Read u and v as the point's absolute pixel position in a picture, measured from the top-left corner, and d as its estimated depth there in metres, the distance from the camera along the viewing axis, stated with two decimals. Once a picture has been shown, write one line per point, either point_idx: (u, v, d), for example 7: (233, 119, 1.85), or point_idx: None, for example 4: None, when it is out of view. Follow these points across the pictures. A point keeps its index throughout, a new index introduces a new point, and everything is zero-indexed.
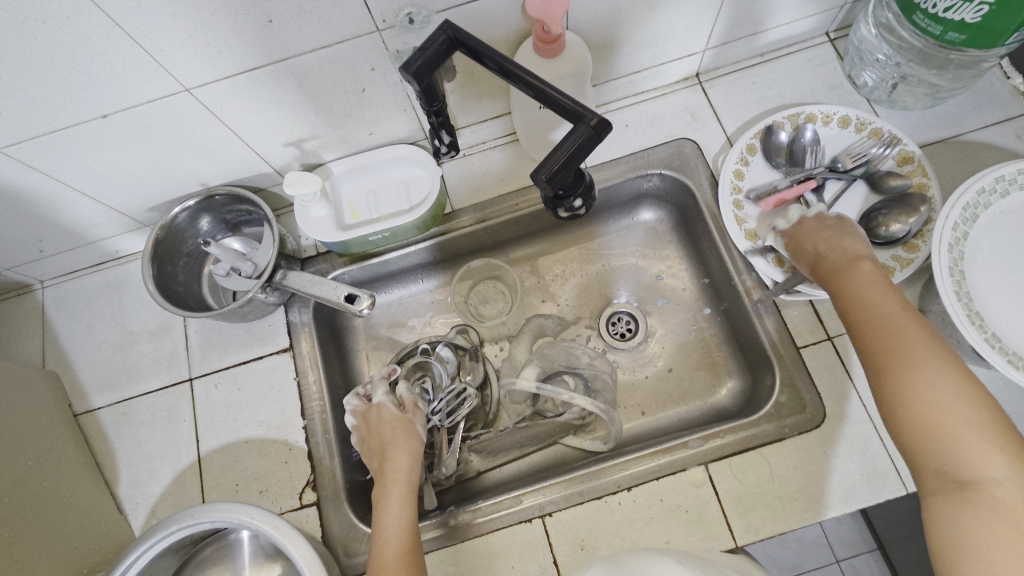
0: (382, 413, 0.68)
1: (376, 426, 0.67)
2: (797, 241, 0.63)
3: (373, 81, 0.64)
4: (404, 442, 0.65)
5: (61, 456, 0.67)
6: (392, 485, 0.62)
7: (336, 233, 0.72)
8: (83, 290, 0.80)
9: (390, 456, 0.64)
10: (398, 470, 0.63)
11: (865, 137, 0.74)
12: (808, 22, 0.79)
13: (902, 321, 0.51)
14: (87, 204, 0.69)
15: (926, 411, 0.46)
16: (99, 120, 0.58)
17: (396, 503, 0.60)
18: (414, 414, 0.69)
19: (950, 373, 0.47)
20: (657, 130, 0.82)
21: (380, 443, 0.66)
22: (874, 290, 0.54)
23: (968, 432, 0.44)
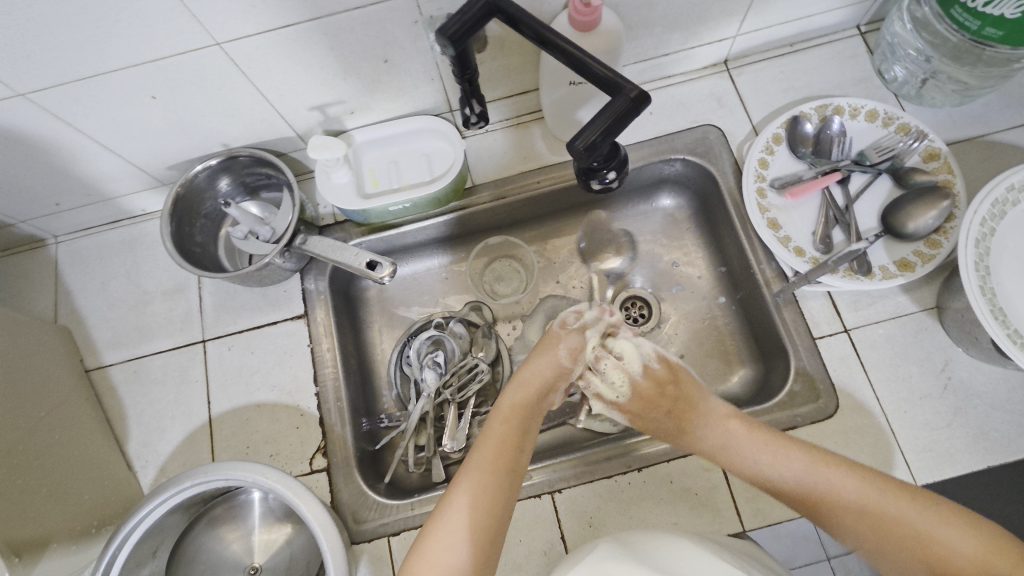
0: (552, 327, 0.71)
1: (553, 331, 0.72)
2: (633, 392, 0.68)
3: (404, 47, 0.63)
4: (540, 360, 0.67)
5: (72, 410, 0.67)
6: (513, 384, 0.65)
7: (358, 201, 0.72)
8: (97, 247, 0.80)
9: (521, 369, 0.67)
10: (529, 373, 0.66)
11: (893, 131, 0.74)
12: (841, 13, 0.78)
13: (819, 487, 0.57)
14: (109, 158, 0.69)
15: (842, 506, 0.56)
16: (150, 102, 0.62)
17: (496, 428, 0.61)
18: (568, 334, 0.70)
19: (830, 472, 0.57)
20: (683, 115, 0.81)
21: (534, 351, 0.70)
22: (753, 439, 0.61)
23: (884, 504, 0.54)
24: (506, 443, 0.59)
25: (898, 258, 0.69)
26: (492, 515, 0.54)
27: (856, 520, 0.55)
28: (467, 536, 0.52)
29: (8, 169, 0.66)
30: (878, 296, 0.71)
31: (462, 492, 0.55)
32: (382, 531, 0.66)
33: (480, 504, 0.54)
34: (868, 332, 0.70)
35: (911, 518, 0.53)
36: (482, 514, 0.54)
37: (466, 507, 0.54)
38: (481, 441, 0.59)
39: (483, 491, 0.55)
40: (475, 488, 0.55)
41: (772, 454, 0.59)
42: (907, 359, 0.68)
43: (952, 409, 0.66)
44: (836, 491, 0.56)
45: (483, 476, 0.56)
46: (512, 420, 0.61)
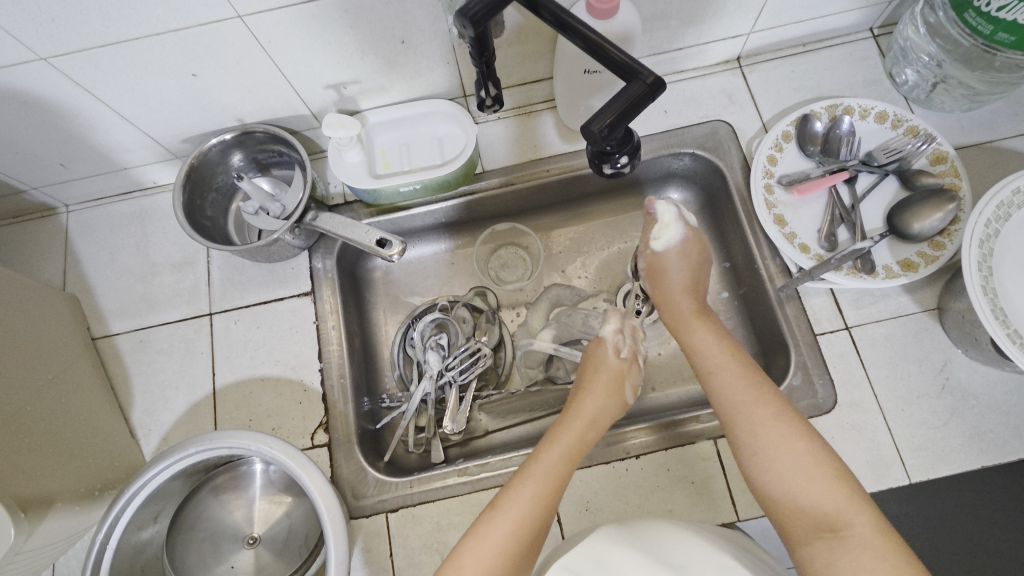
0: (606, 356, 0.69)
1: (597, 359, 0.69)
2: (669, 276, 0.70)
3: (423, 28, 0.64)
4: (606, 393, 0.66)
5: (78, 375, 0.68)
6: (580, 422, 0.62)
7: (369, 180, 0.72)
8: (107, 218, 0.80)
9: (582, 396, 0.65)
10: (588, 409, 0.64)
11: (901, 133, 0.74)
12: (855, 15, 0.79)
13: (758, 415, 0.54)
14: (123, 127, 0.69)
15: (762, 440, 0.53)
16: (189, 80, 0.64)
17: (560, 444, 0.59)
18: (630, 368, 0.68)
19: (781, 421, 0.53)
20: (694, 110, 0.82)
21: (591, 379, 0.67)
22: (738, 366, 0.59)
23: (812, 455, 0.51)
24: (556, 479, 0.56)
25: (901, 258, 0.69)
26: (524, 554, 0.52)
27: (778, 463, 0.51)
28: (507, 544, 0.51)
29: (24, 134, 0.66)
30: (880, 295, 0.71)
31: (492, 526, 0.52)
32: (381, 508, 0.67)
33: (520, 534, 0.52)
34: (869, 330, 0.70)
35: (823, 489, 0.49)
36: (517, 546, 0.51)
37: (496, 541, 0.51)
38: (531, 471, 0.56)
39: (523, 523, 0.52)
40: (518, 520, 0.53)
41: (746, 384, 0.57)
42: (906, 358, 0.69)
43: (949, 409, 0.66)
44: (776, 430, 0.53)
45: (525, 509, 0.53)
46: (564, 458, 0.58)
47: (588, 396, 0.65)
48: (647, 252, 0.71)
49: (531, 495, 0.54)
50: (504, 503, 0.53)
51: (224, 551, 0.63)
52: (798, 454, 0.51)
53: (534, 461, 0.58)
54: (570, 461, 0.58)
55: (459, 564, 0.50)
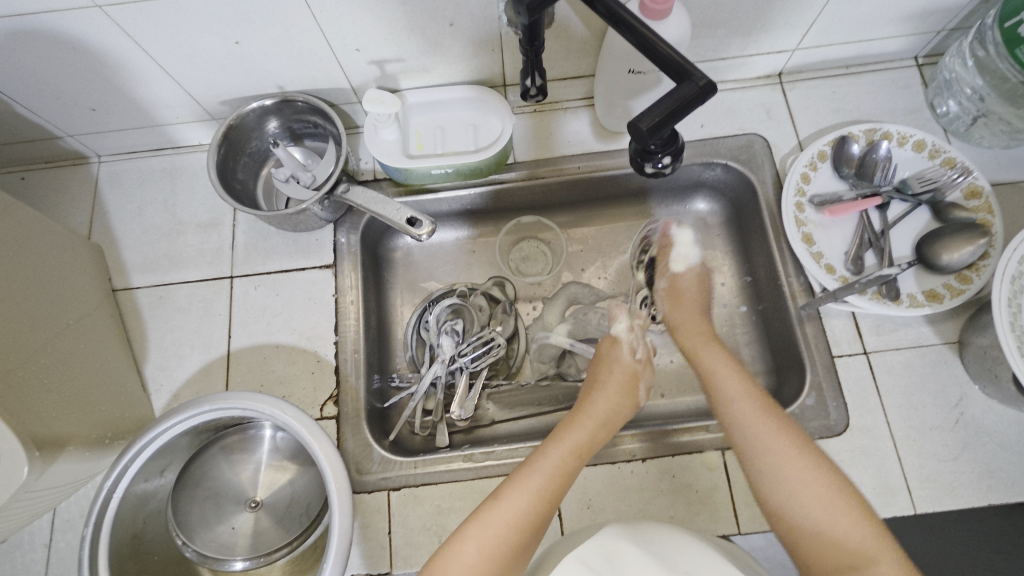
0: (620, 354, 0.72)
1: (606, 356, 0.73)
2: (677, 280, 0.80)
3: (473, 12, 0.64)
4: (614, 392, 0.67)
5: (97, 324, 0.68)
6: (592, 421, 0.63)
7: (401, 159, 0.72)
8: (138, 171, 0.81)
9: (592, 395, 0.67)
10: (603, 407, 0.65)
11: (937, 164, 0.74)
12: (902, 41, 0.79)
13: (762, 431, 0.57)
14: (164, 82, 0.70)
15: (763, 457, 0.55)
16: (231, 47, 0.65)
17: (568, 438, 0.60)
18: (642, 369, 0.72)
19: (779, 434, 0.56)
20: (730, 121, 0.81)
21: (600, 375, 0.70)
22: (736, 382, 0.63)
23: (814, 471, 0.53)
24: (561, 474, 0.56)
25: (927, 288, 0.69)
26: (523, 547, 0.51)
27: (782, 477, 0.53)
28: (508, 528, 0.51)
29: (67, 79, 0.67)
30: (902, 323, 0.71)
31: (491, 514, 0.52)
32: (383, 485, 0.67)
33: (521, 523, 0.52)
34: (888, 357, 0.70)
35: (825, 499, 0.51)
36: (519, 533, 0.51)
37: (494, 531, 0.51)
38: (537, 464, 0.57)
39: (523, 513, 0.53)
40: (520, 512, 0.53)
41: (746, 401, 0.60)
42: (922, 389, 0.69)
43: (961, 444, 0.66)
44: (781, 451, 0.55)
45: (526, 500, 0.53)
46: (570, 454, 0.58)
47: (601, 394, 0.66)
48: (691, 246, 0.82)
49: (534, 488, 0.54)
50: (508, 493, 0.54)
51: (226, 512, 0.63)
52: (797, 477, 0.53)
53: (540, 454, 0.58)
54: (577, 456, 0.59)
55: (459, 548, 0.50)
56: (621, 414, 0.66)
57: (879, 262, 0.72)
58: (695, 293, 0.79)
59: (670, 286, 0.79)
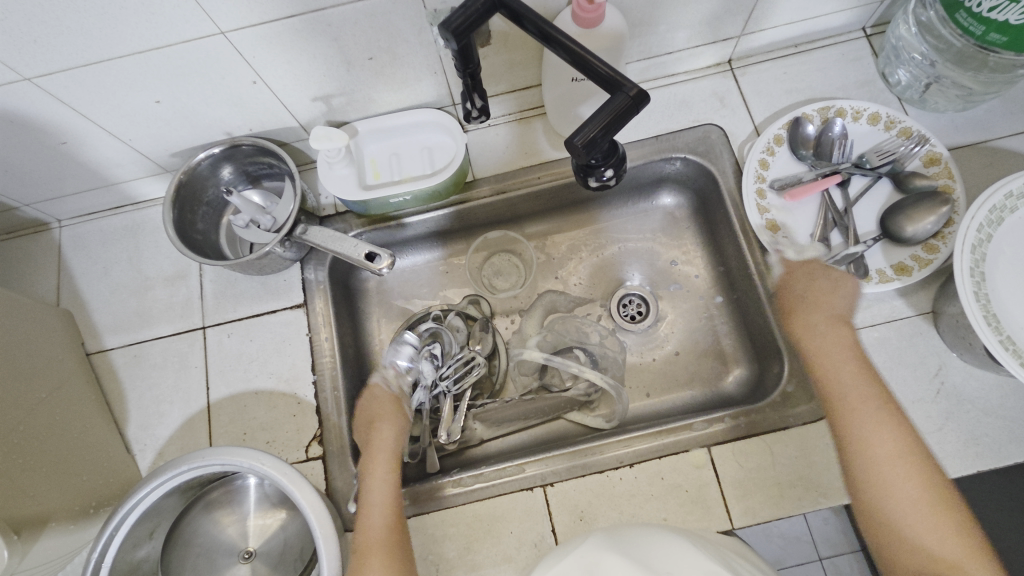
0: (370, 400, 0.71)
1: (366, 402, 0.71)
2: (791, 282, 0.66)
3: (408, 39, 0.64)
4: (393, 418, 0.69)
5: (72, 392, 0.68)
6: (380, 452, 0.65)
7: (357, 192, 0.72)
8: (99, 232, 0.80)
9: (379, 426, 0.68)
10: (383, 443, 0.65)
11: (894, 135, 0.73)
12: (846, 15, 0.78)
13: (863, 411, 0.54)
14: (111, 143, 0.69)
15: (869, 447, 0.52)
16: (172, 103, 0.65)
17: (380, 472, 0.62)
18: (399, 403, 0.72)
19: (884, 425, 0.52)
20: (685, 113, 0.81)
21: (369, 418, 0.70)
22: (841, 348, 0.58)
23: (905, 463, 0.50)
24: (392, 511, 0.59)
25: (895, 262, 0.69)
26: None
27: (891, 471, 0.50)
28: None
29: (11, 151, 0.66)
30: (875, 300, 0.71)
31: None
32: None
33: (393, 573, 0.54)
34: (865, 335, 0.70)
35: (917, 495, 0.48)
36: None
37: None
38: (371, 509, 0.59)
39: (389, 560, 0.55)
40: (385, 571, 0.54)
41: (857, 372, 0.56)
42: (901, 363, 0.68)
43: (944, 414, 0.66)
44: (883, 435, 0.52)
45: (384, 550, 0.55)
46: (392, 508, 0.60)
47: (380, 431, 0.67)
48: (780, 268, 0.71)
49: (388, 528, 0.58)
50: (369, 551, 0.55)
51: (220, 567, 0.63)
52: (902, 470, 0.50)
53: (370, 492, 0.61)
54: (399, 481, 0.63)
55: None
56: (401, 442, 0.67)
57: (844, 239, 0.72)
58: (812, 287, 0.64)
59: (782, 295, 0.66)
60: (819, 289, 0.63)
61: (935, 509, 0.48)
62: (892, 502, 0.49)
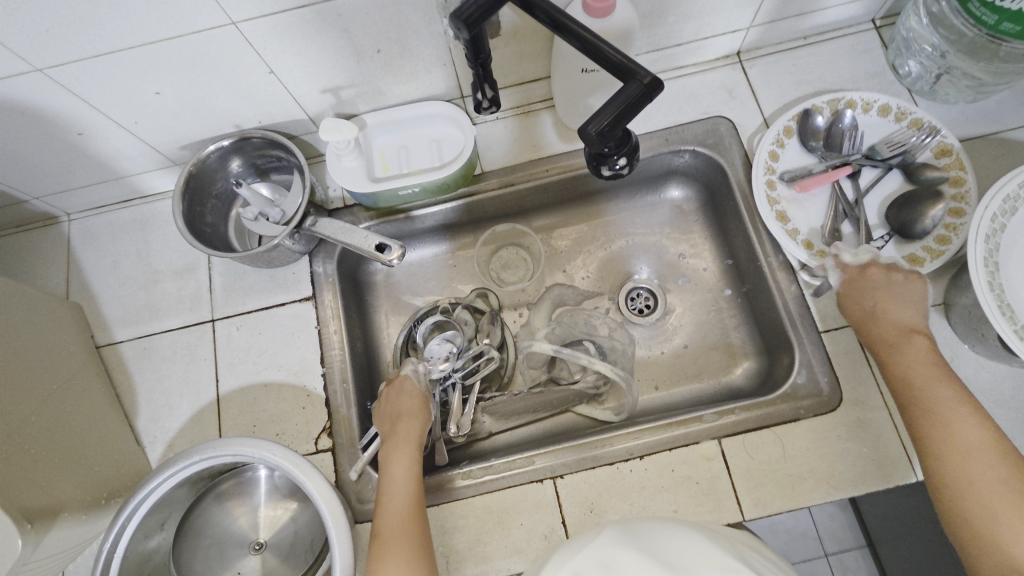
0: (392, 393, 0.69)
1: (394, 396, 0.68)
2: (853, 292, 0.65)
3: (417, 30, 0.63)
4: (419, 414, 0.67)
5: (83, 384, 0.68)
6: (403, 447, 0.63)
7: (367, 184, 0.72)
8: (108, 226, 0.80)
9: (404, 421, 0.65)
10: (407, 434, 0.64)
11: (905, 127, 0.73)
12: (856, 6, 0.78)
13: (949, 409, 0.52)
14: (121, 135, 0.69)
15: (955, 445, 0.50)
16: (182, 94, 0.65)
17: (400, 460, 0.62)
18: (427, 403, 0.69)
19: (974, 426, 0.51)
20: (694, 106, 0.81)
21: (394, 411, 0.67)
22: (920, 355, 0.58)
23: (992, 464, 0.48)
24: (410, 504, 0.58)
25: (907, 253, 0.68)
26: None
27: (976, 472, 0.48)
28: None
29: (22, 143, 0.66)
30: None
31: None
32: None
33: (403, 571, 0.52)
34: None
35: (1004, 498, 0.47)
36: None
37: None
38: (387, 501, 0.58)
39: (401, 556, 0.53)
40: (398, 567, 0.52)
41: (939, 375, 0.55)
42: None
43: None
44: (971, 435, 0.50)
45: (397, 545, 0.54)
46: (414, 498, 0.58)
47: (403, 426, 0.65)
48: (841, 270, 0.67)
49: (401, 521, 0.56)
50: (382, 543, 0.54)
51: (230, 558, 0.63)
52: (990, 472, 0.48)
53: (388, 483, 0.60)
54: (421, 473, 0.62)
55: None
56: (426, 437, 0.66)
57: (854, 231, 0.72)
58: (884, 291, 0.63)
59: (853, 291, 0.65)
60: (886, 297, 0.63)
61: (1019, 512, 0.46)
62: (975, 502, 0.48)
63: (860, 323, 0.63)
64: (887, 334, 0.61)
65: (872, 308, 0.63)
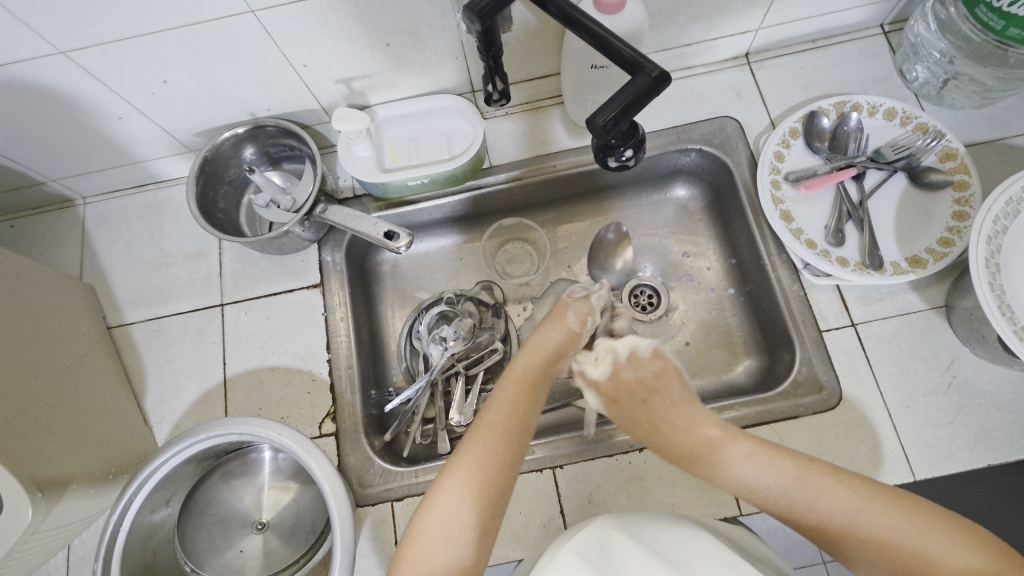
0: (563, 296, 0.73)
1: (580, 302, 0.72)
2: (631, 394, 0.66)
3: (431, 23, 0.65)
4: (557, 322, 0.69)
5: (94, 362, 0.70)
6: (527, 352, 0.66)
7: (377, 174, 0.73)
8: (122, 210, 0.82)
9: (544, 325, 0.68)
10: (542, 339, 0.67)
11: (910, 131, 0.74)
12: (865, 11, 0.79)
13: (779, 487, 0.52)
14: (139, 120, 0.71)
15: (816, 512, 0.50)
16: (199, 81, 0.66)
17: (517, 365, 0.64)
18: (581, 304, 0.71)
19: (815, 476, 0.51)
20: (701, 106, 0.82)
21: (552, 314, 0.71)
22: (722, 436, 0.58)
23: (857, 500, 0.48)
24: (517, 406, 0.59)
25: (910, 255, 0.69)
26: (502, 476, 0.53)
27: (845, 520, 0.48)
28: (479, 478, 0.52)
29: (42, 125, 0.68)
30: (888, 292, 0.71)
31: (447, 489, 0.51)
32: (387, 496, 0.68)
33: (490, 462, 0.53)
34: (877, 327, 0.70)
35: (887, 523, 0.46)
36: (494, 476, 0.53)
37: (463, 488, 0.51)
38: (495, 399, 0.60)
39: (491, 449, 0.54)
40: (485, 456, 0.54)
41: (753, 454, 0.55)
42: (913, 356, 0.69)
43: (955, 407, 0.66)
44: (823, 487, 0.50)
45: (491, 436, 0.55)
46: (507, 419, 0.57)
47: (543, 328, 0.68)
48: (603, 360, 0.69)
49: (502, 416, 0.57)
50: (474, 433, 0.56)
51: (233, 537, 0.64)
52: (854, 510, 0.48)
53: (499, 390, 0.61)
54: (526, 400, 0.60)
55: (439, 493, 0.51)
56: (563, 346, 0.67)
57: (859, 230, 0.72)
58: (647, 374, 0.67)
59: (621, 380, 0.68)
60: (652, 394, 0.65)
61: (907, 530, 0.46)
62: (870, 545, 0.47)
63: (640, 427, 0.64)
64: (665, 419, 0.62)
65: (648, 403, 0.65)
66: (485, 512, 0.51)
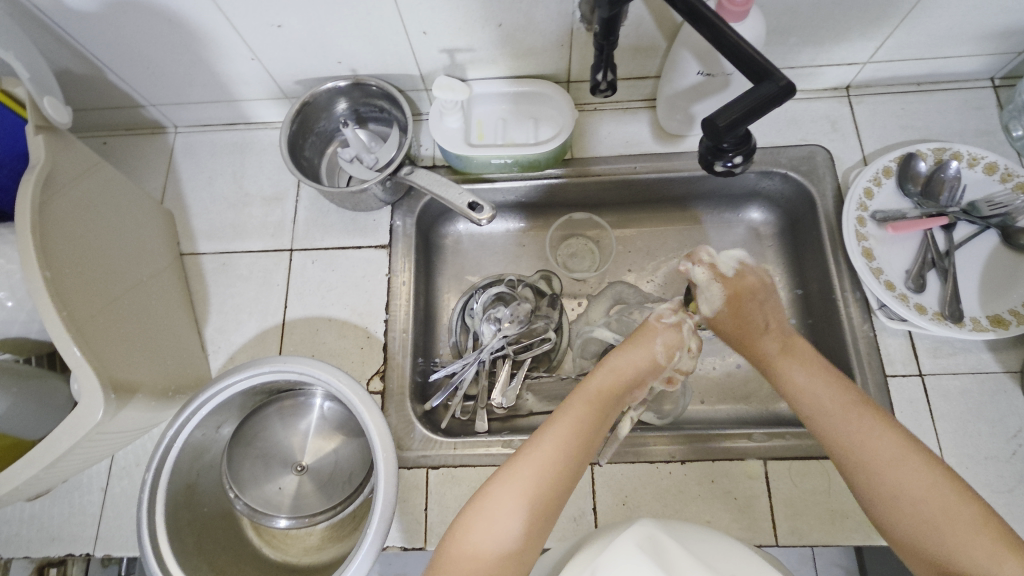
0: (650, 318, 0.69)
1: (665, 329, 0.67)
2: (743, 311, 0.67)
3: (548, 6, 0.65)
4: (642, 348, 0.65)
5: (166, 284, 0.72)
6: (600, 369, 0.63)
7: (463, 147, 0.74)
8: (210, 144, 0.84)
9: (625, 346, 0.65)
10: (621, 361, 0.64)
11: (1009, 188, 0.71)
12: (980, 61, 0.77)
13: (857, 432, 0.54)
14: (247, 59, 0.73)
15: (874, 463, 0.52)
16: (314, 29, 0.68)
17: (590, 381, 0.62)
18: (668, 330, 0.67)
19: (887, 437, 0.52)
20: (793, 131, 0.80)
21: (637, 335, 0.67)
22: (805, 369, 0.61)
23: (918, 472, 0.50)
24: (582, 427, 0.57)
25: (992, 314, 0.67)
26: (555, 494, 0.52)
27: (897, 485, 0.50)
28: (530, 498, 0.51)
29: (158, 50, 0.71)
30: (961, 348, 0.69)
31: (504, 486, 0.51)
32: (423, 462, 0.69)
33: (544, 481, 0.52)
34: (945, 381, 0.68)
35: (936, 502, 0.48)
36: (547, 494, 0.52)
37: (518, 497, 0.51)
38: (562, 414, 0.58)
39: (549, 466, 0.53)
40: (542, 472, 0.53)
41: (842, 400, 0.56)
42: (979, 417, 0.66)
43: (1017, 476, 0.64)
44: (887, 448, 0.52)
45: (555, 455, 0.54)
46: (575, 435, 0.56)
47: (626, 350, 0.65)
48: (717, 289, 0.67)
49: (565, 436, 0.56)
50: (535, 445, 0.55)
51: (274, 473, 0.65)
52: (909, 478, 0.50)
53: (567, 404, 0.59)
54: (594, 419, 0.58)
55: (487, 498, 0.51)
56: (643, 371, 0.65)
57: (941, 280, 0.70)
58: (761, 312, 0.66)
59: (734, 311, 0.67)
60: (760, 316, 0.66)
61: (947, 512, 0.47)
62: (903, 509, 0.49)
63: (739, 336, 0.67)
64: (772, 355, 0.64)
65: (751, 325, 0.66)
66: (534, 527, 0.50)
